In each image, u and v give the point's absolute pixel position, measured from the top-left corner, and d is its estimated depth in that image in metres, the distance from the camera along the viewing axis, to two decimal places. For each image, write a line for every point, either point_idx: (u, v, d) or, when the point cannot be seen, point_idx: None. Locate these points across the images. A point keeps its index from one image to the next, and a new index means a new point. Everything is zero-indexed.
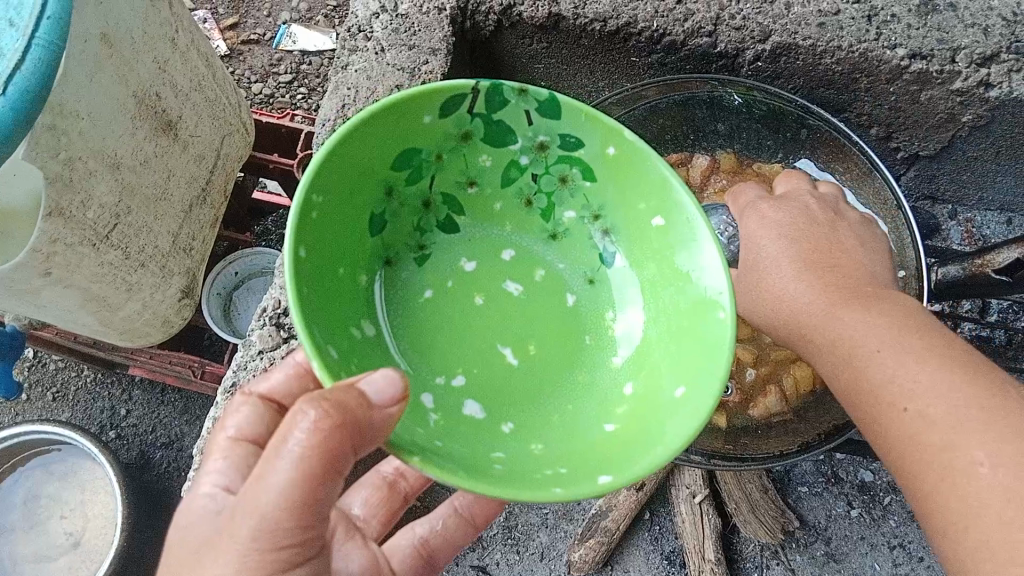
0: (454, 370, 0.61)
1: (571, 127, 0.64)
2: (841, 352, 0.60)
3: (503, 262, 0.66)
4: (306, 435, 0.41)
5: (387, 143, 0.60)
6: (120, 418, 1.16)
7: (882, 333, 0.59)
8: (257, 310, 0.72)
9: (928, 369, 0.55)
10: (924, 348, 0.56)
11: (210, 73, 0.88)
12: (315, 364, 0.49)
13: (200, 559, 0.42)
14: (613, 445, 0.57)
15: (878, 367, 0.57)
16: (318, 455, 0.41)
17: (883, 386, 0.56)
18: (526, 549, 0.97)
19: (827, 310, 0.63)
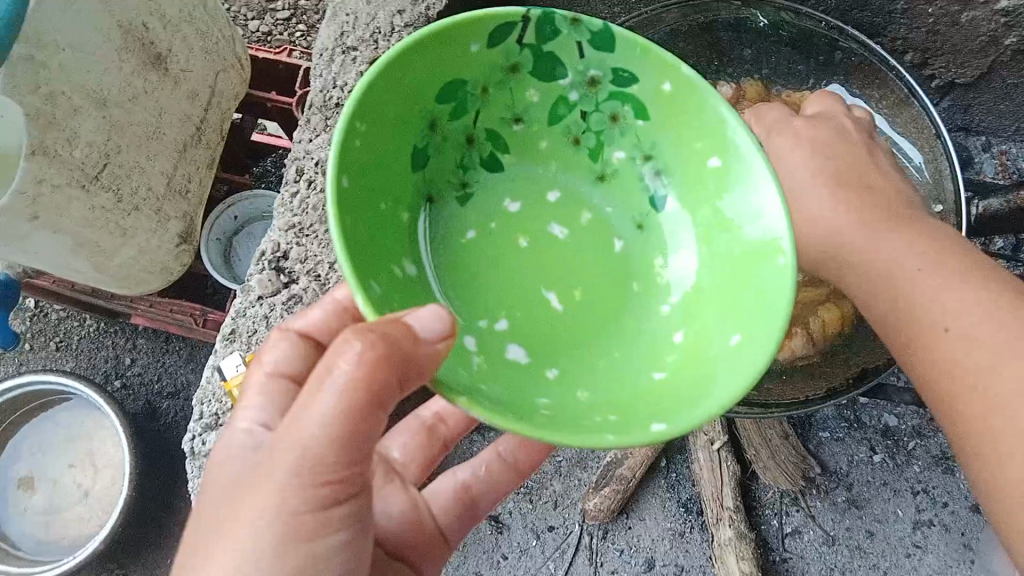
0: (497, 312, 0.59)
1: (625, 62, 0.61)
2: (886, 281, 0.62)
3: (549, 203, 0.64)
4: (354, 367, 0.40)
5: (434, 74, 0.58)
6: (124, 366, 1.15)
7: (919, 258, 0.60)
8: (256, 255, 0.75)
9: (969, 298, 0.57)
10: (969, 277, 0.58)
11: (202, 4, 0.85)
12: (359, 300, 0.48)
13: (243, 494, 0.41)
14: (664, 392, 0.55)
15: (926, 296, 0.59)
16: (365, 387, 0.40)
17: (930, 314, 0.58)
18: (540, 497, 0.96)
19: (865, 230, 0.64)
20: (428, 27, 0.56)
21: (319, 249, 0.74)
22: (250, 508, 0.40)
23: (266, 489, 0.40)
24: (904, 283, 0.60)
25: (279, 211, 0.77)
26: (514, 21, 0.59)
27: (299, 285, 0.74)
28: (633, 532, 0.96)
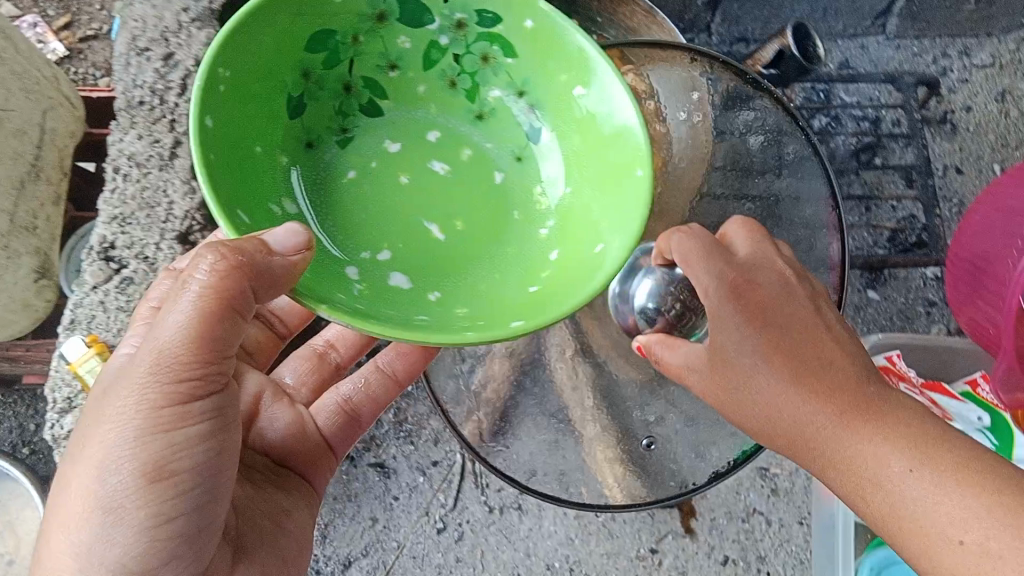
0: (379, 245, 0.62)
1: (487, 2, 0.65)
2: (846, 476, 0.61)
3: (429, 143, 0.67)
4: (207, 276, 0.45)
5: (299, 23, 0.61)
6: (31, 433, 1.05)
7: (893, 450, 0.60)
8: (85, 249, 0.75)
9: (947, 486, 0.57)
10: (919, 454, 0.59)
11: (10, 44, 0.81)
12: (221, 224, 0.50)
13: (109, 393, 0.45)
14: (535, 301, 0.58)
15: (897, 491, 0.58)
16: (217, 293, 0.45)
17: (895, 509, 0.58)
18: (419, 436, 0.94)
19: (839, 423, 0.62)
20: None
21: (145, 235, 0.75)
22: (115, 404, 0.44)
23: (130, 384, 0.44)
24: (877, 470, 0.60)
25: (103, 205, 0.76)
26: None
27: (131, 269, 0.75)
28: (509, 450, 0.83)
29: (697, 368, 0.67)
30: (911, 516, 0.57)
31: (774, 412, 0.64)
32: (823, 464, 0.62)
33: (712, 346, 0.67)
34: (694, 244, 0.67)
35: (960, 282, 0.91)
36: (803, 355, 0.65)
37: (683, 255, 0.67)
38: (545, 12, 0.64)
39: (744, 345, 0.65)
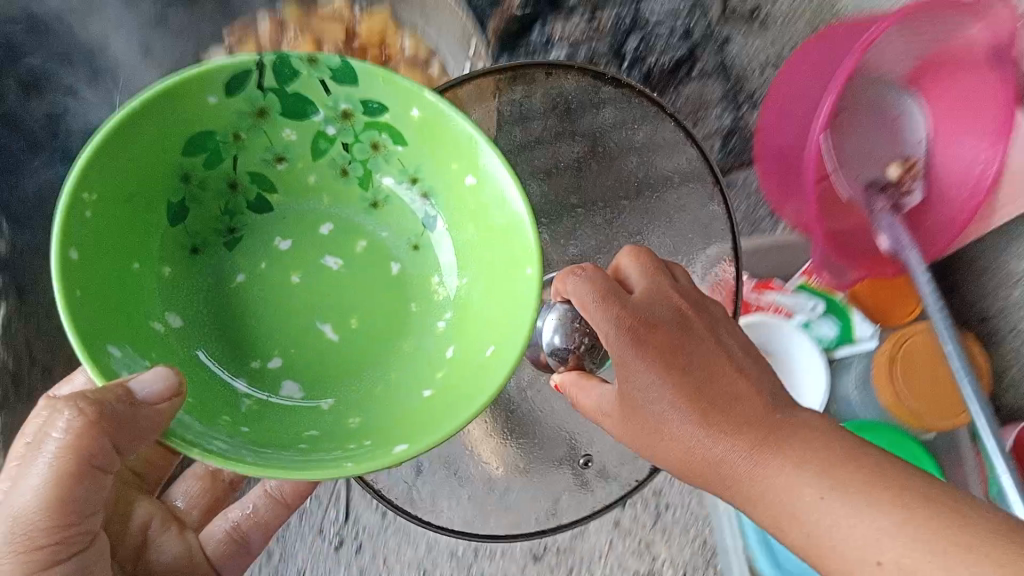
0: (270, 352, 0.61)
1: (370, 93, 0.63)
2: (764, 506, 0.53)
3: (321, 237, 0.66)
4: (62, 435, 0.43)
5: (172, 128, 0.59)
6: None
7: (802, 470, 0.52)
8: None
9: (864, 505, 0.49)
10: (849, 479, 0.51)
11: None
12: (88, 368, 0.49)
13: None
14: (425, 411, 0.58)
15: (822, 520, 0.50)
16: (73, 454, 0.44)
17: (833, 543, 0.50)
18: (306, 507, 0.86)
19: (751, 456, 0.54)
20: (152, 88, 0.56)
21: None
22: None
23: None
24: (791, 503, 0.52)
25: None
26: (250, 68, 0.59)
27: None
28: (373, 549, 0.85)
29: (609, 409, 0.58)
30: (829, 547, 0.49)
31: (690, 448, 0.56)
32: (726, 487, 0.55)
33: (621, 390, 0.58)
34: (586, 290, 0.58)
35: (772, 173, 0.85)
36: (705, 387, 0.57)
37: (579, 301, 0.58)
38: (430, 102, 0.62)
39: (643, 380, 0.56)
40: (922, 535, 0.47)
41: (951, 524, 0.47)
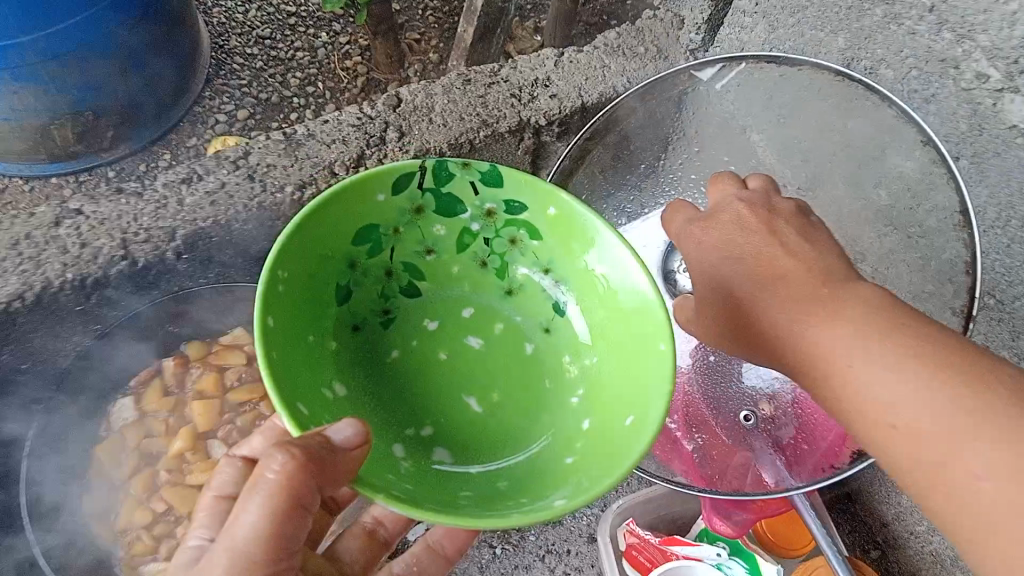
0: (423, 421, 0.66)
1: (513, 193, 0.71)
2: (803, 359, 0.58)
3: (463, 320, 0.73)
4: (276, 474, 0.48)
5: (347, 221, 0.67)
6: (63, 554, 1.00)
7: (846, 324, 0.56)
8: None
9: (908, 361, 0.53)
10: (895, 345, 0.54)
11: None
12: (285, 420, 0.55)
13: None
14: (569, 475, 0.62)
15: (861, 381, 0.54)
16: (285, 492, 0.49)
17: (868, 405, 0.54)
18: None
19: (803, 316, 0.59)
20: (334, 186, 0.65)
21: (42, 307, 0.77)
22: None
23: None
24: (832, 363, 0.56)
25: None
26: (413, 170, 0.68)
27: None
28: None
29: (718, 320, 0.67)
30: (865, 407, 0.54)
31: (755, 320, 0.63)
32: (818, 381, 0.57)
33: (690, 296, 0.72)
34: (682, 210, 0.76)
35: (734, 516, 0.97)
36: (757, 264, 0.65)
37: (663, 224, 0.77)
38: (566, 200, 0.70)
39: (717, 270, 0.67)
40: (940, 387, 0.51)
41: (974, 393, 0.50)
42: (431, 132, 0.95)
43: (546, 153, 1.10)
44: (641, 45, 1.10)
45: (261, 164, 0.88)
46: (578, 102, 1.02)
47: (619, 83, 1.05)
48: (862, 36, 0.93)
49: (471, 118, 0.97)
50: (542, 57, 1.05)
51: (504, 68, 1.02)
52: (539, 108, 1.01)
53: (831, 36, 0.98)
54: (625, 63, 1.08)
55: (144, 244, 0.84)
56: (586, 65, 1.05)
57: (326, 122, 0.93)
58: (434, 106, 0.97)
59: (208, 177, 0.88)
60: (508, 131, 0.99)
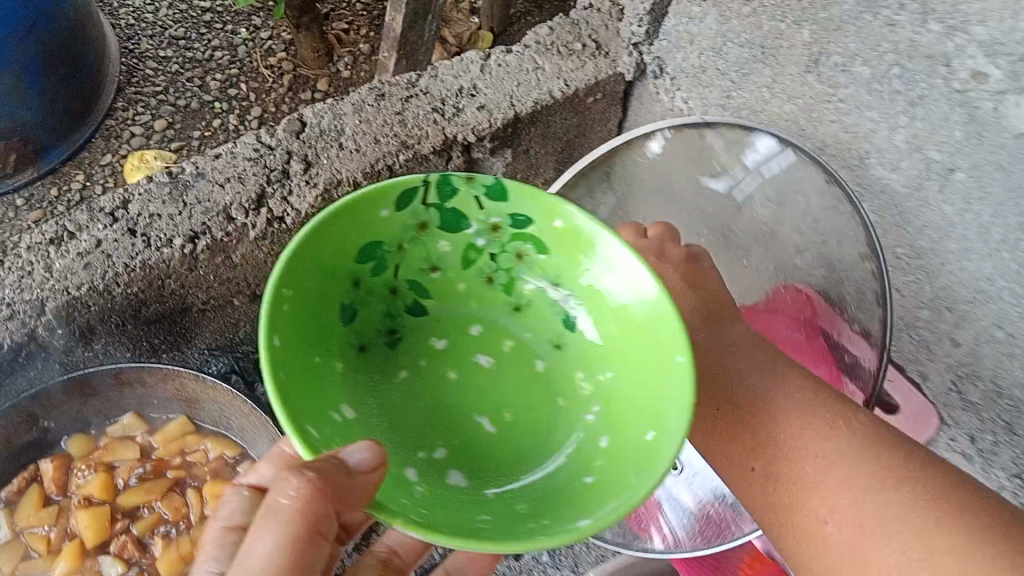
0: (435, 444, 0.64)
1: (520, 208, 0.69)
2: (741, 408, 0.71)
3: (471, 337, 0.71)
4: (294, 500, 0.48)
5: (350, 239, 0.65)
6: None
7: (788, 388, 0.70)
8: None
9: (816, 416, 0.68)
10: (809, 401, 0.69)
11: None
12: (296, 445, 0.52)
13: None
14: (589, 495, 0.59)
15: (790, 435, 0.67)
16: (306, 518, 0.48)
17: (786, 454, 0.67)
18: None
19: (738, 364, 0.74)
20: (337, 202, 0.63)
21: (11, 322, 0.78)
22: None
23: None
24: (779, 424, 0.68)
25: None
26: (417, 185, 0.66)
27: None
28: None
29: None
30: (786, 454, 0.67)
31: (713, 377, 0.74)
32: (750, 458, 0.69)
33: None
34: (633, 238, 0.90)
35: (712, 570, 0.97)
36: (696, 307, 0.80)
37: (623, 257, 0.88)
38: (574, 213, 0.68)
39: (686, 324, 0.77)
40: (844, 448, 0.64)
41: (895, 473, 0.61)
42: (342, 158, 0.95)
43: (479, 168, 1.10)
44: (578, 40, 1.08)
45: (142, 215, 0.89)
46: (510, 113, 1.02)
47: (555, 86, 1.05)
48: (830, 27, 0.84)
49: (388, 139, 0.97)
50: (467, 63, 1.04)
51: (423, 76, 1.01)
52: (467, 124, 1.00)
53: (794, 28, 0.89)
54: (562, 63, 1.07)
55: (7, 322, 0.86)
56: (517, 70, 1.05)
57: (216, 158, 0.93)
58: (344, 129, 0.96)
59: (80, 233, 0.88)
60: (433, 151, 0.99)
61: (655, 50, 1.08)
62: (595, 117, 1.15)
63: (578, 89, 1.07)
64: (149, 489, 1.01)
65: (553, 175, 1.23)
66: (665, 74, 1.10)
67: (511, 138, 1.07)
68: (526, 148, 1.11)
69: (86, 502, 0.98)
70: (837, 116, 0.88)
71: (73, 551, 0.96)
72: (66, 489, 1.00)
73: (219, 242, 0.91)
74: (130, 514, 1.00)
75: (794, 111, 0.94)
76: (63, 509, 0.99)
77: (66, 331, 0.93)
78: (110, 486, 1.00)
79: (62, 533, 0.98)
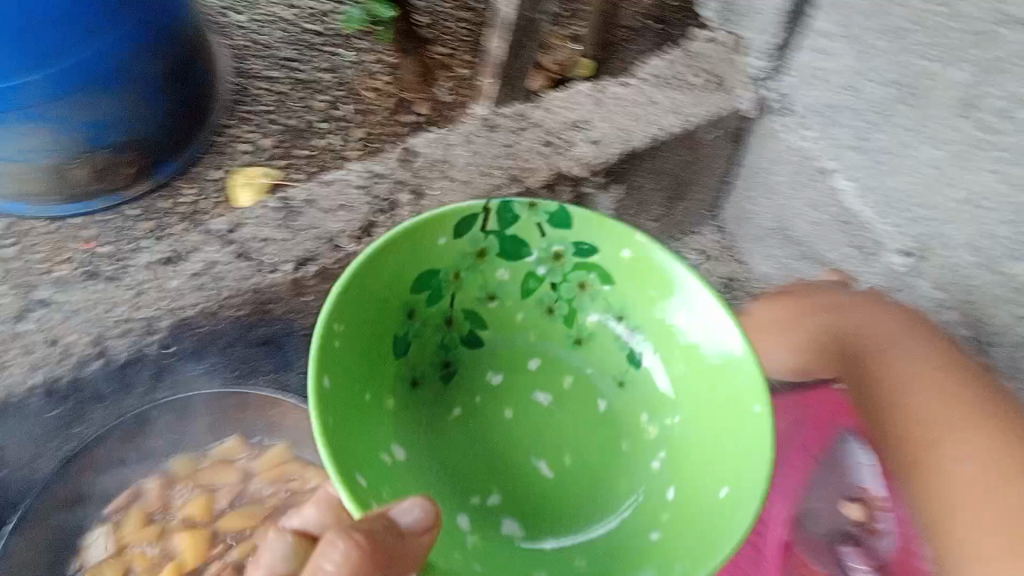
0: (489, 489, 0.60)
1: (583, 236, 0.65)
2: (911, 397, 0.64)
3: (530, 373, 0.67)
4: (336, 568, 0.44)
5: (404, 268, 0.62)
6: None
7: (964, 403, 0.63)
8: None
9: (991, 438, 0.60)
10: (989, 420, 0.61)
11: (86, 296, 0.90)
12: (344, 497, 0.49)
13: None
14: (654, 555, 0.54)
15: (956, 445, 0.61)
16: None
17: (944, 462, 0.61)
18: None
19: (920, 360, 0.66)
20: (394, 230, 0.61)
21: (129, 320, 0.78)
22: None
23: None
24: (947, 431, 0.62)
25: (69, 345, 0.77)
26: (476, 213, 0.63)
27: None
28: None
29: (818, 334, 0.72)
30: (943, 456, 0.61)
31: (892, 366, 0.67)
32: (905, 445, 0.63)
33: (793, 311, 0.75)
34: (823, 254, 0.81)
35: None
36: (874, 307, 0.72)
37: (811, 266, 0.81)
38: (641, 242, 0.64)
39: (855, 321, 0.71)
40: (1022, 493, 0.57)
41: None
42: (450, 190, 0.87)
43: (589, 206, 0.97)
44: (697, 75, 0.97)
45: (255, 239, 0.83)
46: (626, 148, 0.91)
47: (670, 122, 0.93)
48: (994, 69, 0.73)
49: (499, 172, 0.88)
50: (576, 94, 0.95)
51: (536, 107, 0.94)
52: (580, 158, 0.90)
53: (951, 67, 0.76)
54: (680, 97, 0.95)
55: (122, 338, 0.78)
56: (630, 102, 0.94)
57: (329, 185, 0.88)
58: (453, 161, 0.89)
59: (193, 255, 0.82)
60: (541, 186, 0.89)
61: (783, 86, 0.95)
62: (710, 155, 1.00)
63: (698, 126, 0.94)
64: (249, 513, 0.87)
65: (662, 213, 1.04)
66: (792, 112, 0.95)
67: (624, 173, 0.94)
68: (639, 184, 0.97)
69: (188, 523, 0.86)
70: (997, 166, 0.75)
71: (174, 573, 0.83)
72: (169, 508, 0.88)
73: (328, 269, 0.84)
74: (228, 538, 0.86)
75: (943, 157, 0.80)
76: (165, 529, 0.87)
77: (177, 356, 0.85)
78: (211, 508, 0.87)
79: (162, 553, 0.85)
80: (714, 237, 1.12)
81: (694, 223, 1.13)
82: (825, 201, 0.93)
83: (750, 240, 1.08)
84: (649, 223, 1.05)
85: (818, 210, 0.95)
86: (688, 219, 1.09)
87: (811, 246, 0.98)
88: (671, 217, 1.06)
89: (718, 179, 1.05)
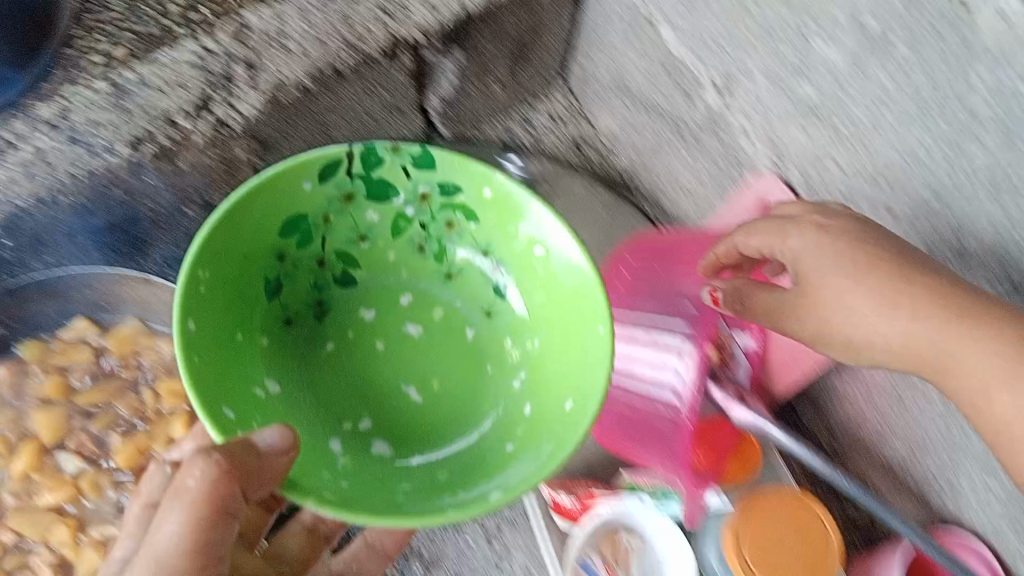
0: (360, 415, 0.65)
1: (448, 176, 0.69)
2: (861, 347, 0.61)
3: (402, 307, 0.72)
4: (198, 484, 0.49)
5: (272, 213, 0.65)
6: None
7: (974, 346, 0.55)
8: None
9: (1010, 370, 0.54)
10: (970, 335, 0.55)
11: None
12: (208, 427, 0.53)
13: None
14: (506, 465, 0.61)
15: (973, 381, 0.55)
16: (208, 501, 0.49)
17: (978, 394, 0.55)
18: None
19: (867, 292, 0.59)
20: (260, 177, 0.63)
21: None
22: None
23: None
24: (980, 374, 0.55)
25: None
26: (340, 157, 0.66)
27: None
28: None
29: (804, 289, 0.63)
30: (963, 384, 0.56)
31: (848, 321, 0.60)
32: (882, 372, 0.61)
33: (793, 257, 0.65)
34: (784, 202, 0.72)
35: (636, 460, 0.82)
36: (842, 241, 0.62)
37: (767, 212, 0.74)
38: (501, 181, 0.69)
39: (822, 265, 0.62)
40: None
41: None
42: (287, 63, 0.70)
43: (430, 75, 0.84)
44: None
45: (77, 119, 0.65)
46: (461, 11, 0.76)
47: None
48: None
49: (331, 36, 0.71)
50: None
51: None
52: (415, 19, 0.74)
53: None
54: None
55: None
56: None
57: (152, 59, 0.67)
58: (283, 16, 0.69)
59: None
60: (381, 54, 0.74)
61: None
62: (550, 11, 0.90)
63: None
64: (106, 391, 0.76)
65: (508, 76, 0.94)
66: None
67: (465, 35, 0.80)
68: (480, 52, 0.86)
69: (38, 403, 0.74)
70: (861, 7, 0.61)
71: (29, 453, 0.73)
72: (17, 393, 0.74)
73: (168, 150, 0.68)
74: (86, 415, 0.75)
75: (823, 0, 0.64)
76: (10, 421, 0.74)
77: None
78: (65, 388, 0.75)
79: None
80: (561, 97, 1.04)
81: (538, 83, 1.01)
82: (652, 48, 0.85)
83: (591, 93, 1.01)
84: (497, 87, 0.95)
85: (648, 61, 0.87)
86: (537, 83, 1.01)
87: (645, 97, 0.90)
88: (515, 83, 0.97)
89: (552, 49, 0.97)
